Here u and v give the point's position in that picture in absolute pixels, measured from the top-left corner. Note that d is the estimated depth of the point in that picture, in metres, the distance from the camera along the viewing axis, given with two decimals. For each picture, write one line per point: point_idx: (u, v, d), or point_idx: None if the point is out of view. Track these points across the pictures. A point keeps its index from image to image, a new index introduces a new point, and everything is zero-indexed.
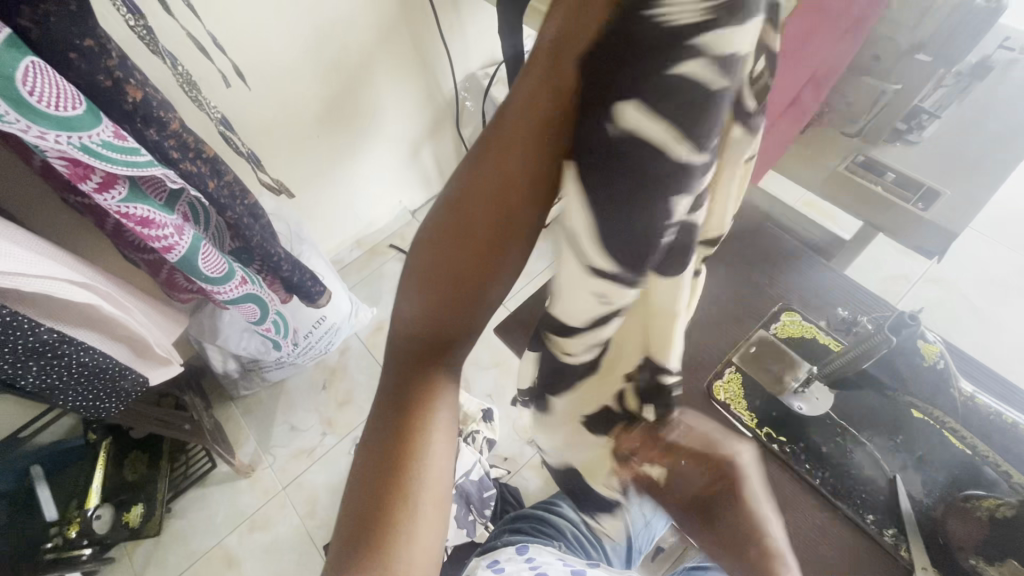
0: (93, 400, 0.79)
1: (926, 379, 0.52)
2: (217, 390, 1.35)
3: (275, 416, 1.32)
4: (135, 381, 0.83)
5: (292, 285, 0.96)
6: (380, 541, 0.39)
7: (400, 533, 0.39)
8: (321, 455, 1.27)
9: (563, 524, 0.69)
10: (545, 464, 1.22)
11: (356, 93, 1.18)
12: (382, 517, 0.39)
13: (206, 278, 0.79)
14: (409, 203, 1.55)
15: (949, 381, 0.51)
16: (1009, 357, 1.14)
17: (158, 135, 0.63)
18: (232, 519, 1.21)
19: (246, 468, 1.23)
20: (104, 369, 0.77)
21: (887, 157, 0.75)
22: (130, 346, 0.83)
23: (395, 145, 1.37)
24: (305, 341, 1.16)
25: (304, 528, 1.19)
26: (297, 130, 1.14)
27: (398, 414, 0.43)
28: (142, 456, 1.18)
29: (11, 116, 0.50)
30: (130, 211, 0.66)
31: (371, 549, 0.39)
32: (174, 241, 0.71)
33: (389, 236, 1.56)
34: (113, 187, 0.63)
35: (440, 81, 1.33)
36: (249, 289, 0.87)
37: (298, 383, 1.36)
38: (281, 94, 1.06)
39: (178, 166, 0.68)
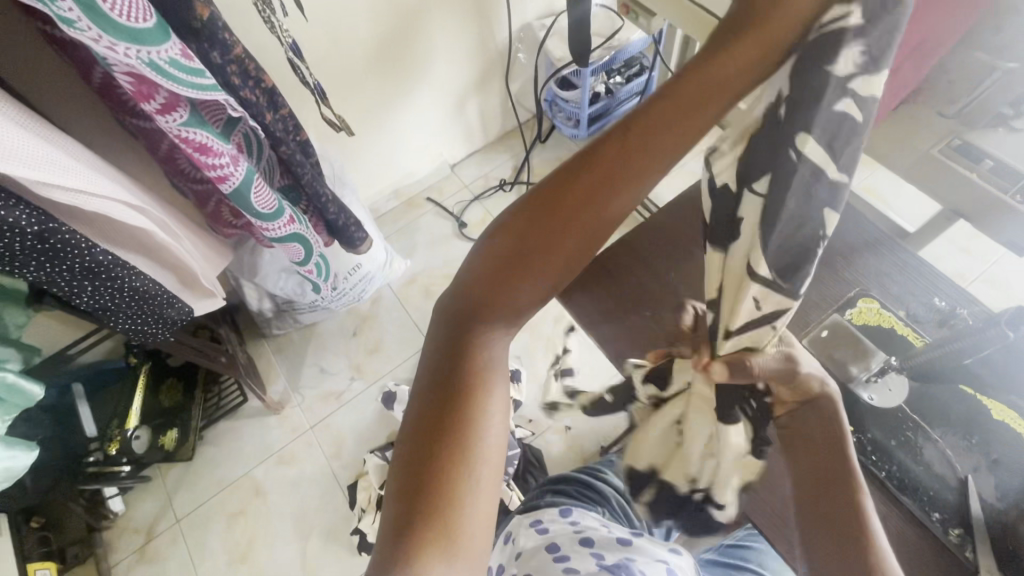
0: (142, 324, 0.80)
1: None
2: (250, 327, 1.37)
3: (306, 356, 1.34)
4: (181, 310, 0.84)
5: (335, 227, 0.95)
6: (446, 458, 0.38)
7: (463, 498, 0.38)
8: (348, 399, 1.29)
9: (608, 492, 0.66)
10: (569, 430, 1.22)
11: (412, 36, 1.14)
12: (441, 446, 0.39)
13: (256, 214, 0.78)
14: (449, 155, 1.52)
15: None
16: None
17: (222, 59, 0.62)
18: (261, 452, 1.24)
19: (275, 405, 1.26)
20: (154, 294, 0.77)
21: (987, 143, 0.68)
22: (179, 276, 0.83)
23: (443, 96, 1.33)
24: (342, 286, 1.17)
25: (329, 467, 1.22)
26: (348, 69, 1.11)
27: (454, 376, 0.41)
28: (177, 384, 1.20)
29: (81, 23, 0.48)
30: (189, 136, 0.64)
31: (437, 458, 0.38)
32: (229, 171, 0.70)
33: (426, 189, 1.53)
34: (175, 110, 0.61)
35: (495, 31, 1.28)
36: (296, 229, 0.86)
37: (329, 327, 1.37)
38: (337, 30, 1.03)
39: (239, 94, 0.66)
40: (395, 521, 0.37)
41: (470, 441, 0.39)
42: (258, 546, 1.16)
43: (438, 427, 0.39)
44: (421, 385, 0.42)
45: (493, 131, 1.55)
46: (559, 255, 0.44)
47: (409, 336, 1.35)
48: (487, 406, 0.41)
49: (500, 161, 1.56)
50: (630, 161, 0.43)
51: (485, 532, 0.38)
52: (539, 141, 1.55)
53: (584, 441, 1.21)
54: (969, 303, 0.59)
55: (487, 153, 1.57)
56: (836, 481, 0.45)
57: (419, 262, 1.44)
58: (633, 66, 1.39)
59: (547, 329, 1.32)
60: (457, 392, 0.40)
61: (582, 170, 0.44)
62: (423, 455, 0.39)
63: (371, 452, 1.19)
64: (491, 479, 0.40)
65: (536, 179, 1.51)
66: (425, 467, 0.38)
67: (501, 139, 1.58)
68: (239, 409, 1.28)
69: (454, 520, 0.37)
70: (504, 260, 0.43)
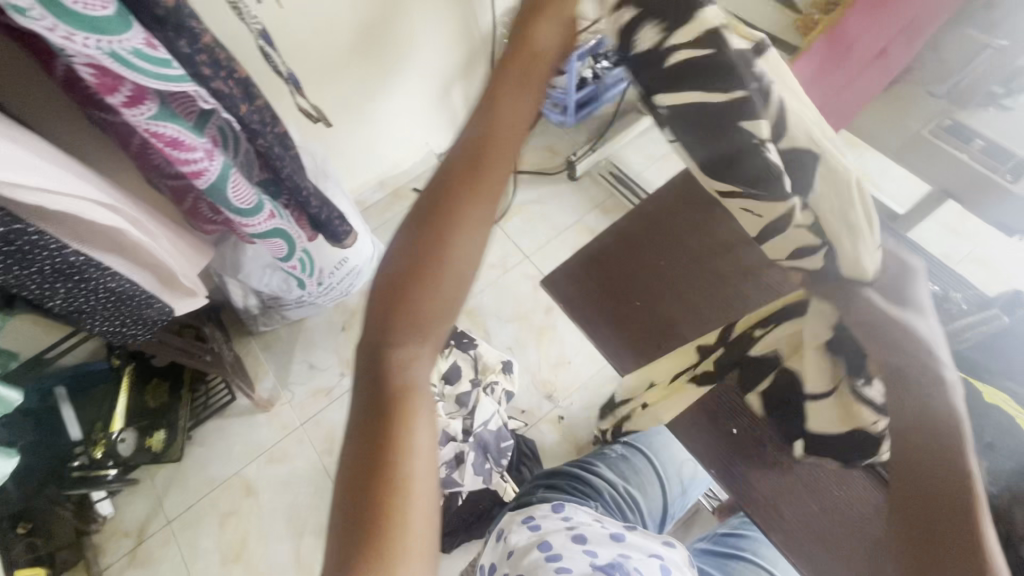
0: (120, 325, 0.78)
1: None
2: (237, 324, 1.35)
3: (294, 353, 1.32)
4: (162, 310, 0.82)
5: (319, 222, 0.92)
6: (382, 466, 0.38)
7: (405, 496, 0.37)
8: (339, 395, 1.27)
9: (600, 486, 0.66)
10: (562, 420, 1.21)
11: (391, 22, 1.11)
12: (376, 455, 0.38)
13: (235, 209, 0.76)
14: (435, 144, 1.49)
15: None
16: None
17: (190, 48, 0.59)
18: (251, 451, 1.23)
19: (264, 403, 1.24)
20: (131, 295, 0.75)
21: (977, 121, 0.65)
22: (157, 275, 0.81)
23: (427, 84, 1.30)
24: (328, 281, 1.15)
25: (321, 464, 1.21)
26: (327, 58, 1.07)
27: (378, 383, 0.41)
28: (163, 384, 1.18)
29: (35, 11, 0.46)
30: (159, 131, 0.62)
31: (376, 466, 0.38)
32: (204, 166, 0.68)
33: (413, 179, 1.50)
34: (143, 102, 0.59)
35: (479, 15, 1.24)
36: (277, 223, 0.84)
37: (317, 323, 1.35)
38: (314, 17, 0.99)
39: (211, 85, 0.64)
40: (342, 547, 0.36)
41: (403, 441, 0.39)
42: (251, 544, 1.15)
43: (371, 438, 0.39)
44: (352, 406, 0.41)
45: None
46: (457, 243, 0.44)
47: None
48: (414, 415, 0.40)
49: None
50: (496, 157, 0.46)
51: (432, 528, 0.38)
52: None
53: (577, 431, 1.21)
54: (962, 287, 0.59)
55: None
56: (940, 468, 0.41)
57: None
58: None
59: (539, 320, 1.31)
60: (383, 399, 0.40)
61: (455, 172, 0.46)
62: (362, 471, 0.38)
63: None
64: (429, 476, 0.39)
65: (524, 168, 1.49)
66: (363, 480, 0.38)
67: None
68: (227, 407, 1.26)
69: (395, 519, 0.37)
70: (405, 265, 0.43)
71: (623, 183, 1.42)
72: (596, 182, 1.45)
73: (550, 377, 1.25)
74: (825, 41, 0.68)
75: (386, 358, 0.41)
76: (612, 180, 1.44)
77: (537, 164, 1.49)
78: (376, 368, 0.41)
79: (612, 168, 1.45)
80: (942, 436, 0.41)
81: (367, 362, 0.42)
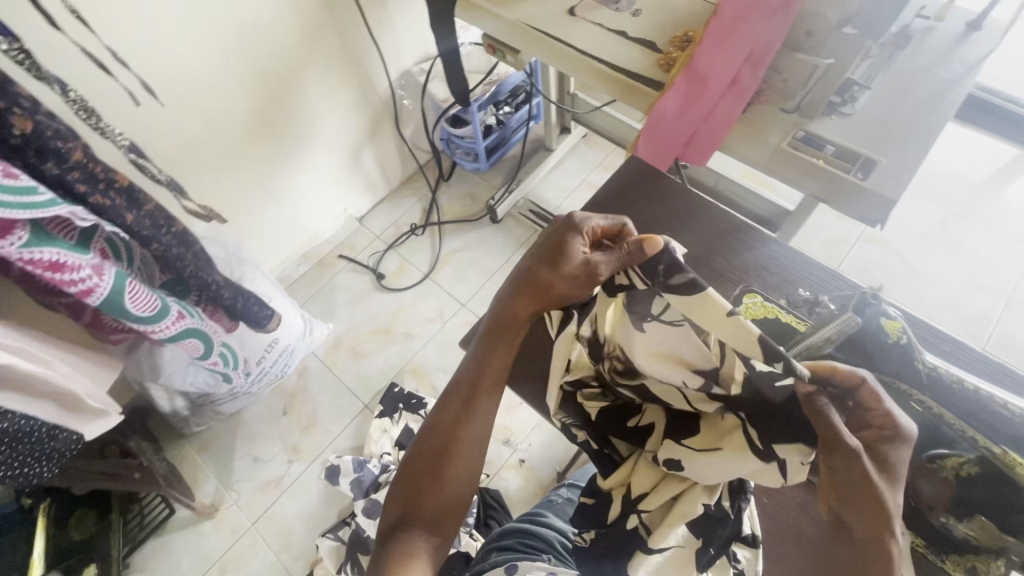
0: (22, 467, 0.71)
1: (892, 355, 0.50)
2: (167, 429, 1.26)
3: (235, 449, 1.25)
4: (69, 439, 0.75)
5: (236, 312, 0.88)
6: (438, 472, 0.52)
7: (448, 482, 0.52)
8: (289, 485, 1.20)
9: (550, 536, 0.65)
10: (524, 463, 1.19)
11: (286, 103, 1.12)
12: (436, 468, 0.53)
13: (137, 318, 0.72)
14: (354, 209, 1.49)
15: (911, 356, 0.48)
16: (957, 321, 1.24)
17: (58, 168, 0.58)
18: (201, 563, 1.14)
19: (208, 510, 1.16)
20: (30, 432, 0.69)
21: (825, 130, 0.73)
22: (59, 403, 0.75)
23: (333, 156, 1.31)
24: (259, 368, 1.10)
25: (280, 563, 1.13)
26: (223, 145, 1.06)
27: (440, 419, 0.55)
28: (90, 512, 1.08)
29: None
30: (35, 257, 0.58)
31: (431, 474, 0.52)
32: (93, 284, 0.64)
33: (337, 246, 1.49)
34: (12, 232, 0.55)
35: (374, 81, 1.27)
36: (189, 323, 0.81)
37: (255, 412, 1.28)
38: (201, 108, 0.98)
39: (88, 201, 0.62)
40: (408, 494, 0.52)
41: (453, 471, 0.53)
42: None
43: (423, 458, 0.53)
44: (425, 437, 0.55)
45: (394, 177, 1.54)
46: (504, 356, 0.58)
47: (342, 403, 1.29)
48: (454, 465, 0.53)
49: (407, 205, 1.54)
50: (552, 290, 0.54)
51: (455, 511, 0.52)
52: (443, 180, 1.56)
53: (540, 471, 1.18)
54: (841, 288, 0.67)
55: (393, 200, 1.55)
56: (858, 538, 0.40)
57: (342, 323, 1.39)
58: (518, 94, 1.43)
59: None
60: (447, 435, 0.54)
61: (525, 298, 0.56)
62: (428, 459, 0.53)
63: (323, 536, 1.11)
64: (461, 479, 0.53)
65: (447, 218, 1.51)
66: (414, 480, 0.52)
67: (405, 183, 1.57)
68: (168, 521, 1.17)
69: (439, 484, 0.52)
70: (484, 363, 0.57)
71: (544, 219, 1.46)
72: (519, 220, 1.49)
73: (504, 422, 1.23)
74: (684, 77, 0.74)
75: (446, 408, 0.56)
76: (533, 217, 1.48)
77: (459, 212, 1.52)
78: (438, 414, 0.56)
79: (531, 206, 1.50)
80: (865, 524, 0.40)
81: (439, 415, 0.56)
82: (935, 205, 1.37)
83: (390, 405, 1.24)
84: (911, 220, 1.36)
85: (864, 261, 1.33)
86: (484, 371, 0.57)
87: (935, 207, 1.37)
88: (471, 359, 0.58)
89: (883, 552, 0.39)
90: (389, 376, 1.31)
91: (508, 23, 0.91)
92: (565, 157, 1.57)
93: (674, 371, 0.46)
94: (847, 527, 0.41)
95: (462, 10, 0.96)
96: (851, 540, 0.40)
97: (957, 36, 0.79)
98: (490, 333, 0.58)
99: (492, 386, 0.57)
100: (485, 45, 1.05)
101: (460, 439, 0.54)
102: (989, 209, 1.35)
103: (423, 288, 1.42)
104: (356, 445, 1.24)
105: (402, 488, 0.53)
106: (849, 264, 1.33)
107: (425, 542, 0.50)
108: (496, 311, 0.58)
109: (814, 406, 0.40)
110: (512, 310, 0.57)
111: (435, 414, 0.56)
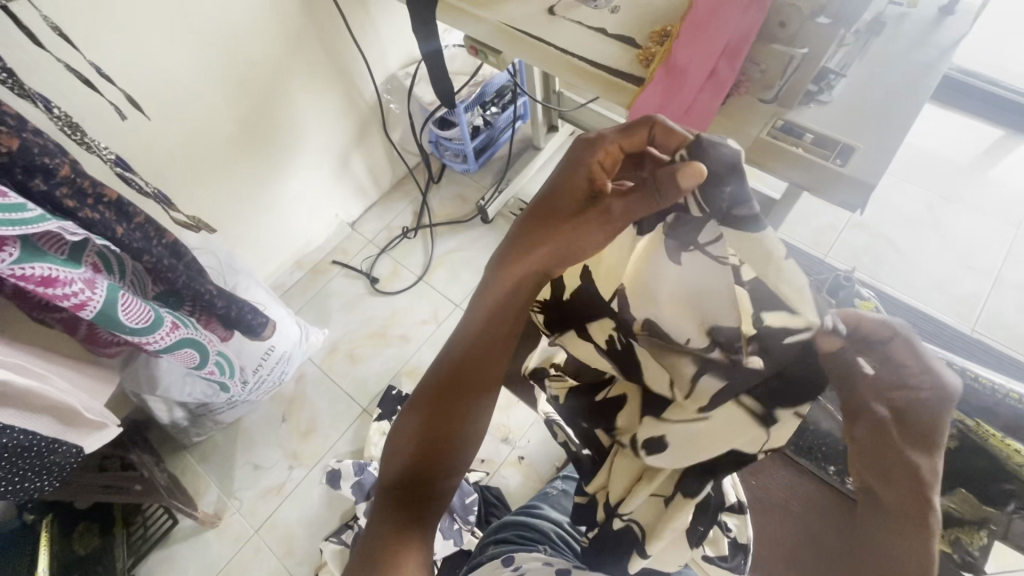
0: (23, 482, 0.72)
1: None
2: (167, 441, 1.27)
3: (235, 457, 1.25)
4: (68, 453, 0.76)
5: (231, 320, 0.89)
6: (435, 441, 0.51)
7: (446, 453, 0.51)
8: (290, 491, 1.21)
9: (547, 527, 0.67)
10: (523, 460, 1.20)
11: (274, 111, 1.12)
12: (434, 437, 0.51)
13: (131, 330, 0.73)
14: (346, 215, 1.50)
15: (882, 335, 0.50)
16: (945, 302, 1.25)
17: (46, 185, 0.58)
18: (205, 572, 1.15)
19: (211, 519, 1.16)
20: (29, 446, 0.70)
21: (803, 119, 0.74)
22: (56, 416, 0.75)
23: (323, 162, 1.32)
24: (256, 376, 1.11)
25: (285, 568, 1.14)
26: (212, 155, 1.07)
27: (438, 386, 0.54)
28: (93, 526, 1.09)
29: None
30: (28, 272, 0.59)
31: (429, 442, 0.51)
32: (86, 297, 0.65)
33: (329, 252, 1.49)
34: (2, 248, 0.56)
35: (360, 87, 1.28)
36: (183, 334, 0.81)
37: (254, 421, 1.29)
38: (189, 119, 0.99)
39: (78, 215, 0.62)
40: (405, 461, 0.51)
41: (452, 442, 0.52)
42: None
43: (420, 425, 0.52)
44: (423, 403, 0.53)
45: (384, 181, 1.54)
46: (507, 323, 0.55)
47: (340, 408, 1.30)
48: (452, 436, 0.52)
49: (399, 209, 1.55)
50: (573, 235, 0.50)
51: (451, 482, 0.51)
52: (433, 182, 1.57)
53: (540, 467, 1.19)
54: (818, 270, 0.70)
55: (384, 204, 1.56)
56: (893, 503, 0.40)
57: (337, 328, 1.39)
58: (505, 94, 1.43)
59: None
60: (445, 404, 0.53)
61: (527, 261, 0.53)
62: (426, 426, 0.52)
63: (326, 540, 1.11)
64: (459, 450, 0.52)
65: (438, 220, 1.52)
66: (411, 447, 0.51)
67: (395, 187, 1.58)
68: (172, 532, 1.18)
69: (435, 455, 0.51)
70: (486, 330, 0.55)
71: None
72: (510, 220, 1.50)
73: (502, 420, 1.24)
74: (664, 71, 0.76)
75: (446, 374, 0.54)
76: None
77: (450, 214, 1.53)
78: (436, 378, 0.54)
79: (521, 205, 1.51)
80: (904, 488, 0.40)
81: (437, 380, 0.54)
82: (918, 188, 1.38)
83: (388, 408, 1.25)
84: (895, 204, 1.38)
85: (851, 247, 1.34)
86: (470, 355, 0.54)
87: (920, 191, 1.38)
88: (473, 322, 0.55)
89: (920, 519, 0.39)
90: (386, 379, 1.32)
91: (490, 24, 0.92)
92: (553, 155, 1.59)
93: (686, 324, 0.45)
94: (876, 498, 0.42)
95: (443, 12, 0.96)
96: (883, 506, 0.41)
97: (929, 22, 0.80)
98: (491, 303, 0.55)
99: (492, 357, 0.55)
100: (468, 47, 1.06)
101: (460, 411, 0.53)
102: (972, 191, 1.37)
103: (417, 290, 1.43)
104: (356, 448, 1.25)
105: (396, 465, 0.51)
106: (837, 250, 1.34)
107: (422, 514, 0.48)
108: (497, 278, 0.55)
109: (848, 363, 0.41)
110: (521, 273, 0.53)
111: (433, 378, 0.54)
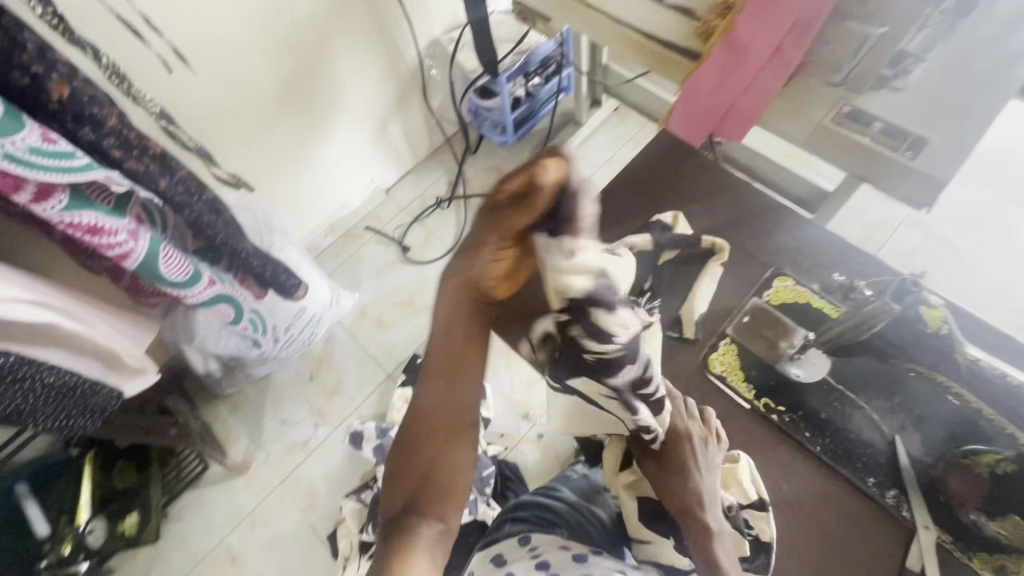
0: (67, 419, 0.76)
1: (929, 344, 0.55)
2: (201, 390, 1.32)
3: (265, 411, 1.30)
4: (108, 395, 0.80)
5: (265, 280, 0.90)
6: (436, 460, 0.48)
7: (449, 470, 0.49)
8: (315, 447, 1.25)
9: (566, 510, 0.66)
10: (542, 438, 1.20)
11: (317, 72, 1.12)
12: (435, 456, 0.49)
13: (171, 282, 0.75)
14: (381, 181, 1.49)
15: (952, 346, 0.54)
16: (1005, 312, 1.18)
17: (94, 134, 0.59)
18: (231, 517, 1.20)
19: (239, 467, 1.21)
20: (73, 387, 0.74)
21: (874, 105, 0.69)
22: (99, 359, 0.79)
23: (362, 126, 1.31)
24: (287, 335, 1.13)
25: (306, 520, 1.19)
26: (254, 113, 1.07)
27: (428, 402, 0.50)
28: (131, 464, 1.15)
29: None
30: (75, 220, 0.61)
31: (430, 462, 0.48)
32: (130, 247, 0.67)
33: (362, 217, 1.49)
34: (52, 195, 0.58)
35: (403, 50, 1.25)
36: (219, 289, 0.83)
37: (283, 377, 1.33)
38: (232, 75, 0.99)
39: (123, 166, 0.64)
40: (409, 483, 0.48)
41: (451, 457, 0.49)
42: None
43: (420, 446, 0.49)
44: (416, 423, 0.50)
45: (421, 149, 1.53)
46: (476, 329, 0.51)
47: (366, 371, 1.32)
48: (455, 450, 0.49)
49: (434, 177, 1.54)
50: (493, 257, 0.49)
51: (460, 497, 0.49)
52: (469, 153, 1.54)
53: (559, 446, 1.19)
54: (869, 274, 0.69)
55: (420, 172, 1.55)
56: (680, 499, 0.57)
57: (367, 293, 1.41)
58: (549, 65, 1.38)
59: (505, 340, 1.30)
60: (442, 419, 0.49)
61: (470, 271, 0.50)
62: (422, 446, 0.49)
63: (346, 498, 1.15)
64: (463, 465, 0.50)
65: (473, 192, 1.50)
66: (412, 471, 0.48)
67: (431, 155, 1.56)
68: (202, 477, 1.23)
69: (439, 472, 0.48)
70: (459, 338, 0.51)
71: None
72: None
73: (524, 397, 1.24)
74: (721, 48, 0.70)
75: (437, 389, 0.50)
76: None
77: (485, 186, 1.51)
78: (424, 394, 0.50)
79: None
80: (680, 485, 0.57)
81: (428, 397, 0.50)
82: (989, 187, 1.29)
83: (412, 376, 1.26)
84: (961, 203, 1.28)
85: (907, 246, 1.26)
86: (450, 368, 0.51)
87: (990, 191, 1.29)
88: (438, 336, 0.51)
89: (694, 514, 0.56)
90: (412, 347, 1.33)
91: None
92: (594, 131, 1.53)
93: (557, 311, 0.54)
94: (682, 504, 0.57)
95: None
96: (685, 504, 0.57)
97: None
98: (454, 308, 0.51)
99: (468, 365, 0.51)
100: (516, 12, 1.02)
101: (454, 424, 0.50)
102: None
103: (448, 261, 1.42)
104: (379, 412, 1.28)
105: (393, 497, 0.48)
106: (892, 248, 1.27)
107: (432, 531, 0.46)
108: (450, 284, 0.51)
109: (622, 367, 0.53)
110: (467, 285, 0.50)
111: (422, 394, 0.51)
